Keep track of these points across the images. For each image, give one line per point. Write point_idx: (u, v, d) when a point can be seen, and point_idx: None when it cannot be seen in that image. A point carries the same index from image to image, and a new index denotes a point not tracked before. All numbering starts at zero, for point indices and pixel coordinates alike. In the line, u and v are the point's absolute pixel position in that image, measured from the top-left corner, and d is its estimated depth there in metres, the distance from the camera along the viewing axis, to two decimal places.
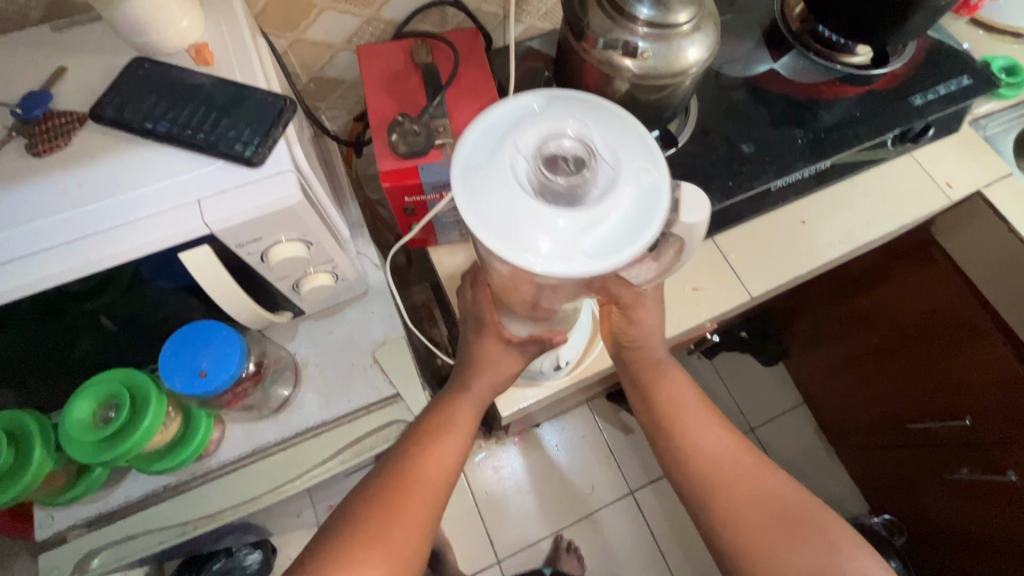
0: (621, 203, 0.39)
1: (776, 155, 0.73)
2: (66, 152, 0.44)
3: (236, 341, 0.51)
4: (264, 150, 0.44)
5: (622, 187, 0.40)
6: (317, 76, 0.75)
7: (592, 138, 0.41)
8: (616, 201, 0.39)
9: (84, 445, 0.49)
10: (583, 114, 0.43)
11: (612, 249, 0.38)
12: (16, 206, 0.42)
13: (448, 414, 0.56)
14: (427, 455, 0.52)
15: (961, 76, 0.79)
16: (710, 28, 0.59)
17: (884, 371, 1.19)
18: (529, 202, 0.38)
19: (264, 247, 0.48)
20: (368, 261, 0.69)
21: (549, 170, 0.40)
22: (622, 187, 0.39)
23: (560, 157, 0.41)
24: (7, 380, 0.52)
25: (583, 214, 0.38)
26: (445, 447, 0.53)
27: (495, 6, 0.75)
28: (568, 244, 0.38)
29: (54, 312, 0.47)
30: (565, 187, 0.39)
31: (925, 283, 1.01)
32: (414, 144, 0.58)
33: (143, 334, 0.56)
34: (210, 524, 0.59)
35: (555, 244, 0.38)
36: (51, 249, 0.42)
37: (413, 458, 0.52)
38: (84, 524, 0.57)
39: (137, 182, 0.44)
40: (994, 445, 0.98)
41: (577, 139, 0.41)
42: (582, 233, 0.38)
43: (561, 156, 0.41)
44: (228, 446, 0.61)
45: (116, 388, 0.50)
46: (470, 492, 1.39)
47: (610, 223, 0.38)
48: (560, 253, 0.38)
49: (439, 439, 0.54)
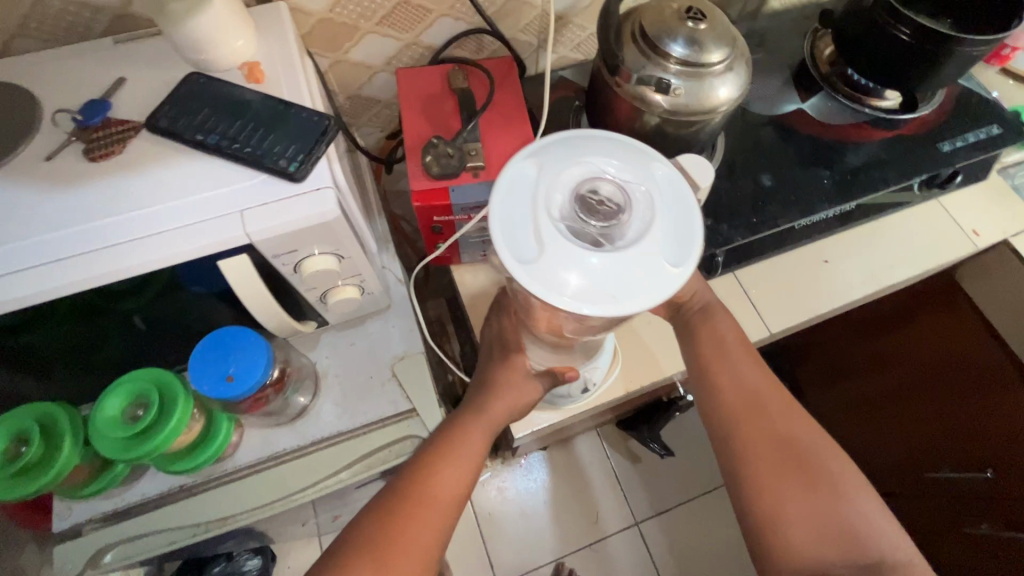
0: (659, 235, 0.40)
1: (801, 193, 0.73)
2: (120, 159, 0.46)
3: (264, 349, 0.52)
4: (307, 167, 0.46)
5: (655, 213, 0.41)
6: (355, 95, 0.77)
7: (608, 170, 0.42)
8: (658, 225, 0.41)
9: (111, 441, 0.50)
10: (585, 149, 0.43)
11: (673, 268, 0.40)
12: (69, 208, 0.44)
13: (461, 433, 0.55)
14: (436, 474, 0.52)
15: (990, 125, 0.79)
16: (742, 68, 0.60)
17: (904, 416, 1.16)
18: (572, 248, 0.39)
19: (298, 259, 0.49)
20: (392, 275, 0.71)
21: (589, 212, 0.40)
22: (658, 210, 0.41)
23: (593, 193, 0.41)
24: (41, 372, 0.53)
25: (627, 250, 0.40)
26: (455, 466, 0.53)
27: (530, 36, 0.78)
28: (617, 281, 0.39)
29: (93, 310, 0.48)
30: (605, 223, 0.40)
31: (948, 328, 0.99)
32: (447, 166, 0.60)
33: (173, 335, 0.58)
34: (220, 529, 0.59)
35: (603, 281, 0.39)
36: (98, 251, 0.43)
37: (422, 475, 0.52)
38: (100, 519, 0.58)
39: (184, 190, 0.45)
40: (1011, 499, 0.94)
41: (596, 176, 0.42)
42: (629, 270, 0.39)
43: (591, 194, 0.41)
44: (245, 450, 0.62)
45: (147, 387, 0.51)
46: (473, 511, 1.38)
47: (662, 245, 0.40)
48: (634, 290, 0.39)
49: (450, 458, 0.53)
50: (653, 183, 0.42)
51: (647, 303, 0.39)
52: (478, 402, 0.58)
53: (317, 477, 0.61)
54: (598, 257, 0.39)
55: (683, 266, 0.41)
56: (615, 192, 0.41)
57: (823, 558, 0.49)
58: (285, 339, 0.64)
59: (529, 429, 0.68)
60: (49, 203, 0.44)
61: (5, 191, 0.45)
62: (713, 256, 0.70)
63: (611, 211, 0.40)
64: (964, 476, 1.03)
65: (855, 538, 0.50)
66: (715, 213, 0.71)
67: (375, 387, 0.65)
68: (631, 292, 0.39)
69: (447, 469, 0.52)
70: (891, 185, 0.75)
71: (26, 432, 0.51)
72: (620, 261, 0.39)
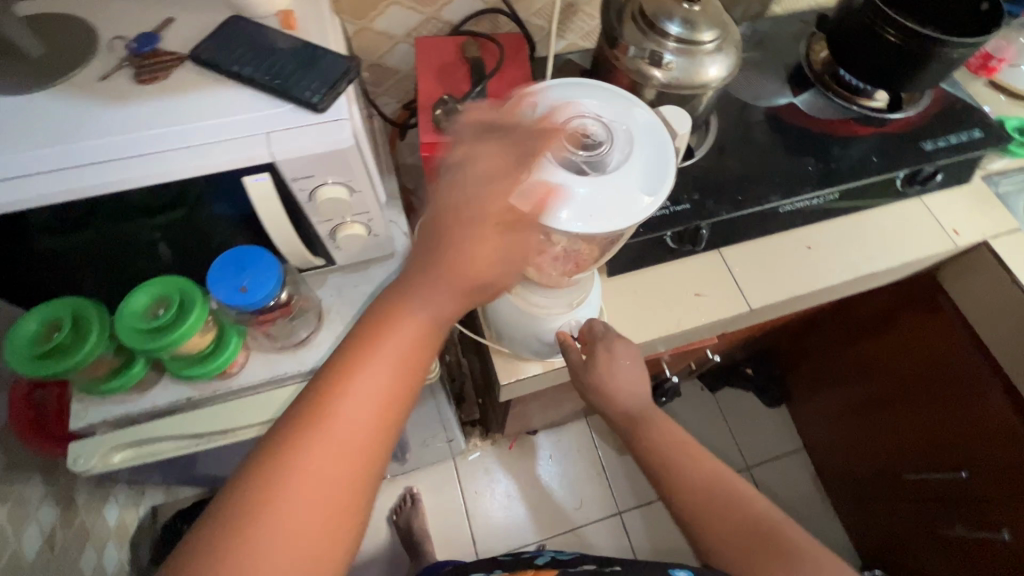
0: (637, 167, 0.50)
1: (785, 178, 0.78)
2: (163, 83, 0.52)
3: (276, 267, 0.58)
4: (329, 100, 0.52)
5: (635, 147, 0.51)
6: (376, 64, 0.84)
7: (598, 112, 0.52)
8: (637, 154, 0.50)
9: (133, 333, 0.57)
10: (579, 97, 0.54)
11: (651, 187, 0.49)
12: (117, 118, 0.50)
13: (399, 315, 0.44)
14: (373, 354, 0.43)
15: (972, 129, 0.83)
16: (731, 50, 0.65)
17: (885, 420, 1.15)
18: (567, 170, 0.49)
19: (314, 185, 0.55)
20: (398, 229, 0.76)
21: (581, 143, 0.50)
22: (637, 143, 0.51)
23: (582, 133, 0.50)
24: (80, 272, 0.60)
25: (610, 177, 0.49)
26: (400, 346, 0.44)
27: (542, 20, 0.84)
28: (603, 202, 0.48)
29: (129, 214, 0.54)
30: (591, 158, 0.50)
31: (931, 330, 0.98)
32: (455, 122, 0.65)
33: (197, 254, 0.64)
34: (223, 441, 0.66)
35: (591, 202, 0.48)
36: (141, 156, 0.49)
37: (356, 355, 0.43)
38: (111, 422, 0.64)
39: (220, 112, 0.51)
40: (988, 503, 0.94)
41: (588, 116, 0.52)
42: (611, 192, 0.49)
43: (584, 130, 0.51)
44: (249, 371, 0.66)
45: (171, 290, 0.59)
46: (459, 488, 1.40)
47: (641, 170, 0.50)
48: (618, 203, 0.48)
49: (385, 338, 0.44)
50: (631, 127, 0.52)
51: (629, 216, 0.48)
52: (416, 283, 0.44)
53: None
54: (586, 184, 0.49)
55: (661, 190, 0.49)
56: (598, 131, 0.51)
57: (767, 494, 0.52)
58: (298, 271, 0.69)
59: (514, 377, 0.72)
60: (100, 114, 0.51)
61: (64, 103, 0.51)
62: (698, 229, 0.75)
63: (596, 147, 0.50)
64: (942, 480, 1.03)
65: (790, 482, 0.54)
66: (702, 190, 0.76)
67: None
68: (615, 211, 0.48)
69: (388, 347, 0.43)
70: (872, 175, 0.79)
71: (60, 319, 0.57)
72: (604, 185, 0.49)
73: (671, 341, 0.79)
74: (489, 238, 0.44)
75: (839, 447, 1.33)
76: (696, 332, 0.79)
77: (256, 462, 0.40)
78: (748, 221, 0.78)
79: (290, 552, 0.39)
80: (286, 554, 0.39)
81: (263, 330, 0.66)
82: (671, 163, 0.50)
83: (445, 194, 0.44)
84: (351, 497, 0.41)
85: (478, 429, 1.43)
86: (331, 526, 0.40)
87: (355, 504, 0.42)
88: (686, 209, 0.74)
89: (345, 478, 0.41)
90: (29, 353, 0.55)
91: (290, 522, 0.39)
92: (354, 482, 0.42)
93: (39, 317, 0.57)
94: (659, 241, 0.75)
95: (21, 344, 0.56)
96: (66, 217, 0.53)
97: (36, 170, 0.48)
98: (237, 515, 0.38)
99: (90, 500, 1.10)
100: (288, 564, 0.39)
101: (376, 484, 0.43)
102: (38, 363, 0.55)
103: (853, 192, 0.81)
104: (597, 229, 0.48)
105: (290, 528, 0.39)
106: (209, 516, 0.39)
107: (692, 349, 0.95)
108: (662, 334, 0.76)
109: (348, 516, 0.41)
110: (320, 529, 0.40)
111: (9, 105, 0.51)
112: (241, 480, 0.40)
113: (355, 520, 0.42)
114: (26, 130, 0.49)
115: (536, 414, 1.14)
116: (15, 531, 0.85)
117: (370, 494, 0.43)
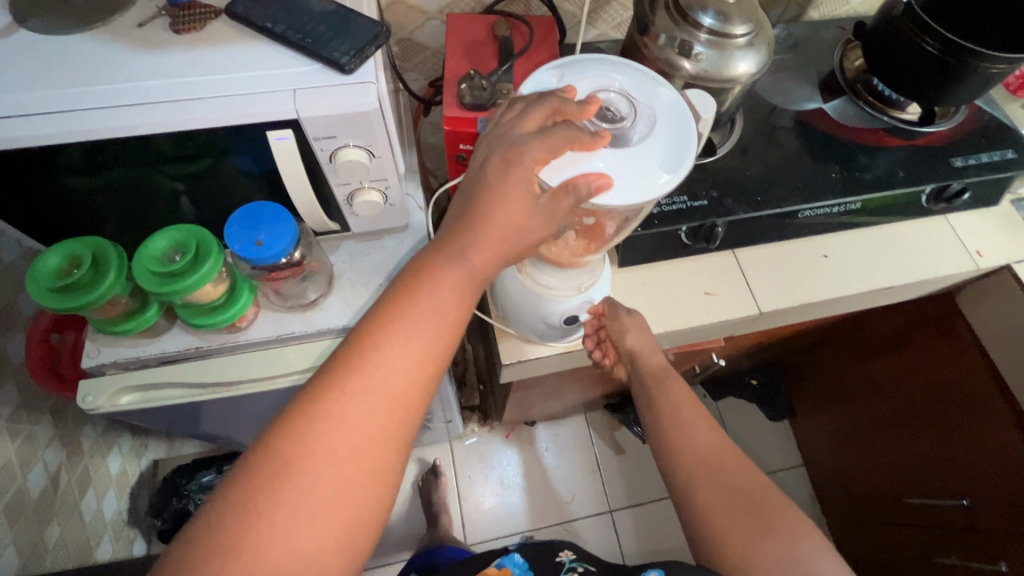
0: (658, 145, 0.51)
1: (807, 183, 0.77)
2: (199, 34, 0.54)
3: (292, 225, 0.59)
4: (357, 62, 0.53)
5: (656, 124, 0.52)
6: (406, 39, 0.84)
7: (620, 90, 0.54)
8: (657, 133, 0.51)
9: (149, 275, 0.59)
10: (602, 74, 0.55)
11: (672, 164, 0.50)
12: (151, 65, 0.52)
13: (430, 278, 0.45)
14: (406, 313, 0.44)
15: (1006, 149, 0.80)
16: (763, 46, 0.65)
17: (890, 441, 1.13)
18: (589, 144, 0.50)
19: (335, 147, 0.56)
20: (414, 202, 0.77)
21: (601, 119, 0.51)
22: (658, 121, 0.52)
23: (605, 110, 0.52)
24: (105, 210, 0.62)
25: (629, 152, 0.50)
26: (434, 307, 0.45)
27: (575, 7, 0.83)
28: (622, 175, 0.49)
29: (155, 159, 0.56)
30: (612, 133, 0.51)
31: (948, 355, 0.95)
32: (479, 98, 0.66)
33: (217, 205, 0.66)
34: (226, 392, 0.68)
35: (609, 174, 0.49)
36: (170, 102, 0.51)
37: (390, 314, 0.44)
38: (121, 364, 0.65)
39: (251, 66, 0.53)
40: (989, 532, 0.92)
41: (610, 94, 0.53)
42: (629, 166, 0.50)
43: (607, 107, 0.52)
44: (258, 327, 0.68)
45: (188, 238, 0.60)
46: (452, 470, 1.40)
47: (660, 148, 0.51)
48: (638, 180, 0.49)
49: (418, 298, 0.45)
50: (657, 105, 0.53)
51: (648, 192, 0.49)
52: (455, 247, 0.45)
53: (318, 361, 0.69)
54: (606, 157, 0.50)
55: (681, 167, 0.50)
56: (622, 109, 0.53)
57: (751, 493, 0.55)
58: (314, 234, 0.70)
59: (517, 358, 0.72)
60: (134, 59, 0.52)
61: (100, 46, 0.52)
62: (713, 227, 0.74)
63: (618, 124, 0.52)
64: (941, 505, 1.01)
65: None
66: (721, 187, 0.76)
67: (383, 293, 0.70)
68: (632, 184, 0.49)
69: (421, 307, 0.45)
70: (898, 188, 0.77)
71: (80, 256, 0.59)
72: (623, 159, 0.50)
73: (676, 338, 0.78)
74: (522, 197, 0.45)
75: (841, 466, 1.31)
76: (703, 331, 0.78)
77: (293, 412, 0.42)
78: (765, 223, 0.77)
79: (325, 498, 0.40)
80: (322, 498, 0.40)
81: (274, 287, 0.68)
82: (692, 139, 0.51)
83: (479, 168, 0.46)
84: (384, 449, 0.43)
85: (477, 415, 1.43)
86: (365, 474, 0.42)
87: (387, 456, 0.43)
88: (703, 205, 0.74)
89: (378, 430, 0.42)
90: (48, 287, 0.57)
91: (326, 468, 0.41)
92: (385, 435, 0.43)
93: (62, 252, 0.59)
94: (673, 235, 0.74)
95: (41, 277, 0.57)
96: (93, 157, 0.54)
97: (69, 108, 0.50)
98: (275, 458, 0.40)
99: (96, 446, 1.13)
100: (324, 508, 0.40)
101: (408, 438, 0.45)
102: (56, 296, 0.57)
103: (877, 204, 0.80)
104: (615, 201, 0.48)
105: (327, 473, 0.41)
106: (247, 459, 0.41)
107: (697, 350, 0.94)
108: (665, 330, 0.76)
109: (381, 466, 0.43)
110: (354, 478, 0.41)
111: (48, 44, 0.52)
112: (278, 426, 0.42)
113: (387, 472, 0.43)
114: (62, 69, 0.51)
115: (535, 404, 1.14)
116: (22, 467, 0.88)
117: (402, 448, 0.44)
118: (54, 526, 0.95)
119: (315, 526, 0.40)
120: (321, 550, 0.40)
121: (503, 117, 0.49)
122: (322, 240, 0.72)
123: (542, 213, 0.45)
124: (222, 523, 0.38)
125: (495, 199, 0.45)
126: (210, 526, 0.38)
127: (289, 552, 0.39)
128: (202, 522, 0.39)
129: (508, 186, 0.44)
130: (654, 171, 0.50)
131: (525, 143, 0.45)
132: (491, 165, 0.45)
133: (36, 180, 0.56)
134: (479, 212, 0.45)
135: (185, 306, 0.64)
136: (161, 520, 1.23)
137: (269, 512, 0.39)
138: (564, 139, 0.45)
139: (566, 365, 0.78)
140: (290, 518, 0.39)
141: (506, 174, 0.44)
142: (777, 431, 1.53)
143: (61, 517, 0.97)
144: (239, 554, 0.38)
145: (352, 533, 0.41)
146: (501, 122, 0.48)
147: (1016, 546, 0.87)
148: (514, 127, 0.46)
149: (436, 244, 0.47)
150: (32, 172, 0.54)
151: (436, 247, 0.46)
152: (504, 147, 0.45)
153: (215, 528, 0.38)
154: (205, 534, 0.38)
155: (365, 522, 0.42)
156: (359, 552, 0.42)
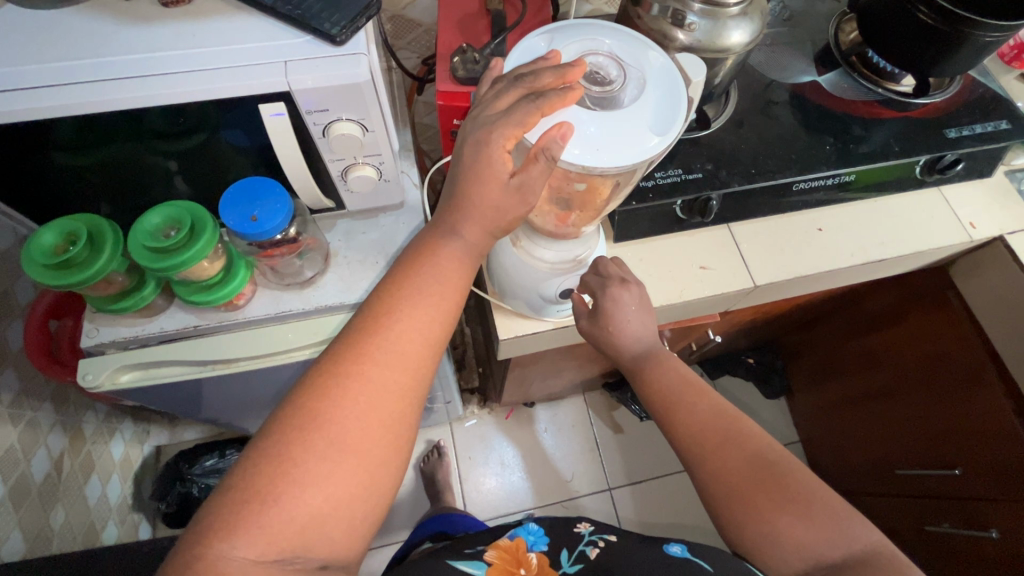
0: (648, 107, 0.51)
1: (801, 156, 0.77)
2: (188, 6, 0.54)
3: (287, 200, 0.60)
4: (348, 32, 0.53)
5: (647, 86, 0.52)
6: (398, 15, 0.84)
7: (608, 52, 0.54)
8: (649, 95, 0.52)
9: (145, 251, 0.59)
10: (588, 36, 0.55)
11: (663, 126, 0.50)
12: (141, 37, 0.52)
13: (434, 251, 0.48)
14: (416, 279, 0.47)
15: (999, 120, 0.79)
16: (756, 15, 0.64)
17: (884, 413, 1.14)
18: (578, 110, 0.50)
19: (327, 121, 0.56)
20: (409, 179, 0.77)
21: (590, 83, 0.52)
22: (650, 82, 0.52)
23: (595, 73, 0.52)
24: (101, 187, 0.63)
25: (619, 114, 0.50)
26: (441, 273, 0.48)
27: None
28: (610, 138, 0.50)
29: (148, 133, 0.56)
30: (602, 96, 0.51)
31: (938, 326, 0.96)
32: (472, 72, 0.66)
33: (214, 182, 0.66)
34: (226, 368, 0.70)
35: (597, 137, 0.49)
36: (161, 75, 0.51)
37: (401, 281, 0.47)
38: (119, 343, 0.66)
39: (242, 39, 0.53)
40: (980, 500, 0.93)
41: (599, 56, 0.54)
42: (618, 129, 0.50)
43: (598, 71, 0.53)
44: (255, 305, 0.69)
45: (184, 214, 0.61)
46: (452, 450, 1.42)
47: (650, 110, 0.51)
48: (633, 142, 0.49)
49: (427, 266, 0.48)
50: (647, 69, 0.53)
51: (641, 155, 0.49)
52: (448, 224, 0.48)
53: (316, 339, 0.70)
54: (594, 120, 0.50)
55: (671, 129, 0.50)
56: (612, 72, 0.53)
57: (737, 465, 0.56)
58: (309, 212, 0.71)
59: (514, 333, 0.73)
60: (123, 33, 0.52)
61: (88, 21, 0.52)
62: (708, 200, 0.74)
63: (608, 87, 0.52)
64: (936, 475, 1.02)
65: (764, 461, 0.56)
66: (716, 160, 0.76)
67: (378, 271, 0.71)
68: (622, 146, 0.49)
69: (429, 275, 0.48)
70: (890, 161, 0.77)
71: (75, 233, 0.59)
72: (611, 122, 0.50)
73: (671, 312, 0.79)
74: (497, 177, 0.46)
75: (836, 441, 1.32)
76: (698, 305, 0.78)
77: (316, 370, 0.44)
78: (759, 196, 0.77)
79: (350, 447, 0.42)
80: (347, 446, 0.42)
81: (270, 264, 0.69)
82: (684, 101, 0.51)
83: (461, 145, 0.47)
84: (401, 405, 0.45)
85: (478, 396, 1.45)
86: (384, 427, 0.44)
87: (404, 411, 0.45)
88: (698, 178, 0.74)
89: (394, 387, 0.44)
90: (44, 263, 0.57)
91: (349, 421, 0.42)
92: (401, 391, 0.45)
93: (57, 229, 0.59)
94: (668, 209, 0.75)
95: (36, 253, 0.57)
96: (85, 133, 0.54)
97: (59, 82, 0.50)
98: (303, 410, 0.42)
99: (98, 432, 1.13)
100: (349, 455, 0.42)
101: (421, 396, 0.47)
102: (52, 272, 0.57)
103: (871, 177, 0.80)
104: (603, 164, 0.49)
105: (350, 424, 0.42)
106: (277, 413, 0.43)
107: (694, 326, 0.95)
108: (660, 304, 0.76)
109: (399, 420, 0.45)
110: (374, 430, 0.43)
111: (35, 19, 0.52)
112: (303, 383, 0.44)
113: (405, 426, 0.45)
114: (50, 43, 0.51)
115: (533, 383, 1.15)
116: (25, 452, 0.88)
117: (416, 406, 0.46)
118: (59, 510, 0.96)
119: (341, 472, 0.42)
120: (349, 495, 0.42)
121: (485, 95, 0.49)
122: (318, 218, 0.73)
123: (518, 191, 0.47)
124: (258, 470, 0.41)
125: (472, 182, 0.46)
126: (247, 473, 0.41)
127: (319, 495, 0.41)
128: (238, 472, 0.41)
129: (482, 168, 0.46)
130: (649, 133, 0.50)
131: (493, 122, 0.45)
132: (467, 145, 0.46)
133: (27, 158, 0.55)
134: (461, 194, 0.47)
135: (181, 283, 0.65)
136: (166, 504, 1.24)
137: (300, 458, 0.41)
138: (528, 112, 0.45)
139: (563, 340, 0.78)
140: (319, 464, 0.41)
141: (479, 155, 0.45)
142: (775, 409, 1.55)
143: (66, 501, 0.98)
144: (274, 497, 0.40)
145: (374, 481, 0.43)
146: (479, 101, 0.49)
147: (1007, 513, 0.88)
148: (487, 107, 0.47)
149: (434, 226, 0.50)
150: (23, 149, 0.54)
151: (433, 227, 0.50)
152: (476, 129, 0.46)
153: (249, 474, 0.40)
154: (242, 481, 0.40)
155: (386, 470, 0.44)
156: (380, 499, 0.44)
